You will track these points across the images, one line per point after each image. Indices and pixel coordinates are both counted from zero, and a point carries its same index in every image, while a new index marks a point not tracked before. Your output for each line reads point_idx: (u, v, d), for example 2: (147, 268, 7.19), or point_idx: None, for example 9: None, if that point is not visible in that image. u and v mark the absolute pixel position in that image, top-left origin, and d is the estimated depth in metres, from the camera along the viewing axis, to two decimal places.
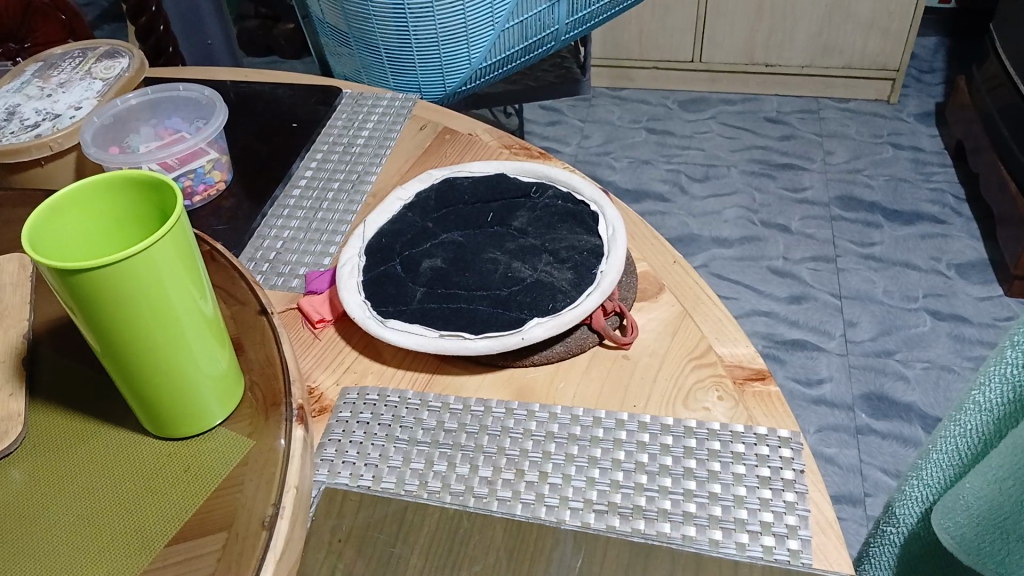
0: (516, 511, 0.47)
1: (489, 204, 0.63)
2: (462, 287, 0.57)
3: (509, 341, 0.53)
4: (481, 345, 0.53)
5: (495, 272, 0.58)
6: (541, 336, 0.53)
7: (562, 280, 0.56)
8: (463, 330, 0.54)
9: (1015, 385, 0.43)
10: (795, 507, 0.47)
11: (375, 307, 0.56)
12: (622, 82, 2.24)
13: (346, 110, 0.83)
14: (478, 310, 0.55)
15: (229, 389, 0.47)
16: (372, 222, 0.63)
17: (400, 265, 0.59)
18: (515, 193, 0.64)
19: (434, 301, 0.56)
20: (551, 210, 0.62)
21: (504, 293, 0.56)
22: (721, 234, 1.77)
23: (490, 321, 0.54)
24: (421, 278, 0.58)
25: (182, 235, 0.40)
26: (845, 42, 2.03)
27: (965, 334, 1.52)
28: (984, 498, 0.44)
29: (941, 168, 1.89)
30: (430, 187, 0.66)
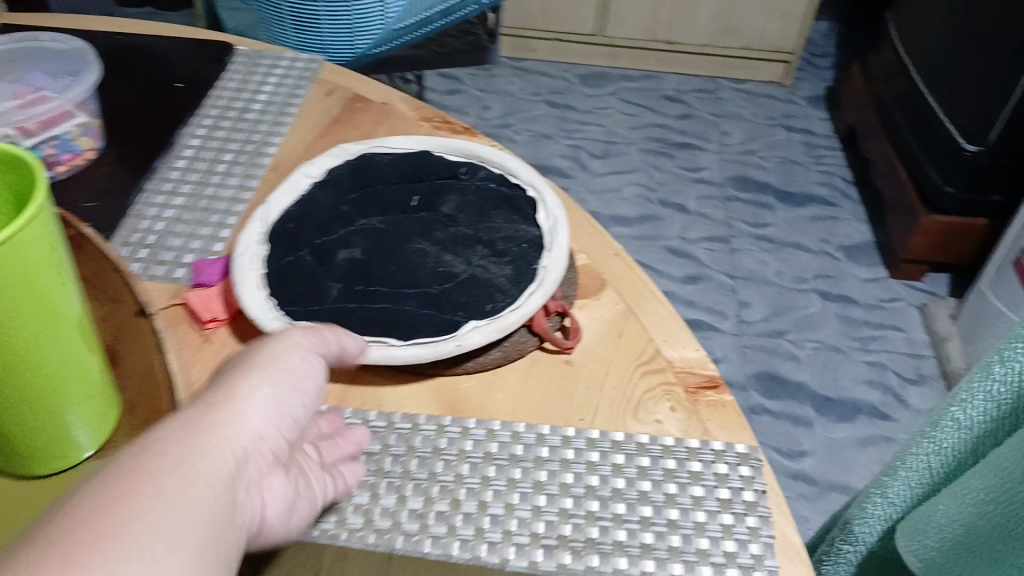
0: (453, 551, 0.41)
1: (412, 186, 0.56)
2: (387, 282, 0.50)
3: (443, 350, 0.46)
4: (409, 352, 0.46)
5: (424, 266, 0.51)
6: (480, 342, 0.47)
7: (500, 276, 0.50)
8: (388, 335, 0.47)
9: (999, 403, 0.41)
10: (760, 533, 0.43)
11: (282, 301, 0.48)
12: (523, 53, 2.17)
13: (241, 70, 0.73)
14: (407, 311, 0.48)
15: (102, 411, 0.39)
16: (279, 202, 0.55)
17: (312, 254, 0.51)
18: (441, 174, 0.57)
19: (354, 298, 0.49)
20: (484, 194, 0.55)
21: (435, 292, 0.49)
22: (620, 212, 1.74)
23: (421, 323, 0.47)
24: (338, 271, 0.50)
25: (46, 225, 0.32)
26: (745, 22, 2.03)
27: (853, 315, 1.55)
28: (960, 521, 0.41)
29: (831, 151, 1.93)
30: (343, 162, 0.58)
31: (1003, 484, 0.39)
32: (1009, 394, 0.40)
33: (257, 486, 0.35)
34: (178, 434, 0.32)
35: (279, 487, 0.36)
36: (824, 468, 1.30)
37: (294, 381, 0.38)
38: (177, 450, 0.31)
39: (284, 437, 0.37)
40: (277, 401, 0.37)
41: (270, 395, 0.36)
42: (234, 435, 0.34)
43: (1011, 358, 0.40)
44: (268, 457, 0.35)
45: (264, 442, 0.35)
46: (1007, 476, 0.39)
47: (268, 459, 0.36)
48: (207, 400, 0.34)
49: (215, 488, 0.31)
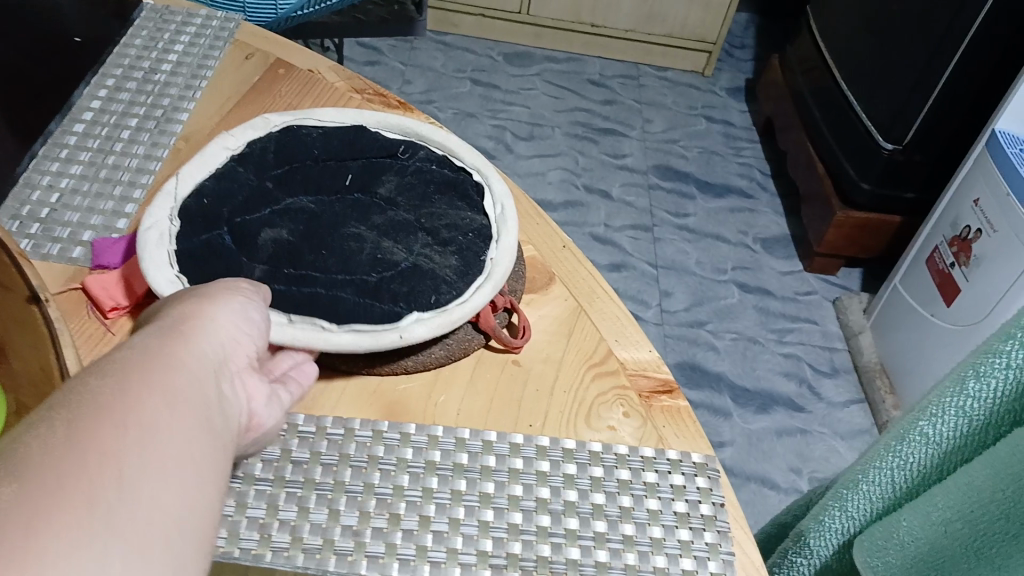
0: (392, 573, 0.37)
1: (346, 162, 0.51)
2: (320, 267, 0.45)
3: (382, 340, 0.42)
4: (344, 338, 0.42)
5: (361, 251, 0.46)
6: (424, 336, 0.43)
7: (445, 266, 0.46)
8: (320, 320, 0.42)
9: (970, 419, 0.39)
10: (719, 550, 0.41)
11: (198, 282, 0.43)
12: (446, 27, 2.11)
13: (148, 26, 0.66)
14: (343, 298, 0.43)
15: None
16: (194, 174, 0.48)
17: (231, 234, 0.46)
18: (378, 152, 0.52)
19: (283, 281, 0.44)
20: (426, 177, 0.51)
21: (372, 279, 0.44)
22: (544, 197, 1.71)
23: (357, 312, 0.43)
24: (263, 254, 0.45)
25: None
26: (669, 9, 2.02)
27: (770, 307, 1.57)
28: (925, 538, 0.40)
29: (750, 143, 1.95)
30: (267, 132, 0.51)
31: (974, 502, 0.38)
32: (981, 410, 0.38)
33: (238, 389, 0.32)
34: (148, 336, 0.30)
35: (258, 394, 0.34)
36: (743, 459, 1.31)
37: (254, 291, 0.36)
38: (151, 349, 0.29)
39: (258, 341, 0.34)
40: (241, 307, 0.34)
41: (232, 300, 0.34)
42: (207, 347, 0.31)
43: (986, 372, 0.38)
44: (244, 360, 0.33)
45: (240, 342, 0.33)
46: (981, 496, 0.37)
47: (246, 363, 0.33)
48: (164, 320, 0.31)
49: (198, 384, 0.29)
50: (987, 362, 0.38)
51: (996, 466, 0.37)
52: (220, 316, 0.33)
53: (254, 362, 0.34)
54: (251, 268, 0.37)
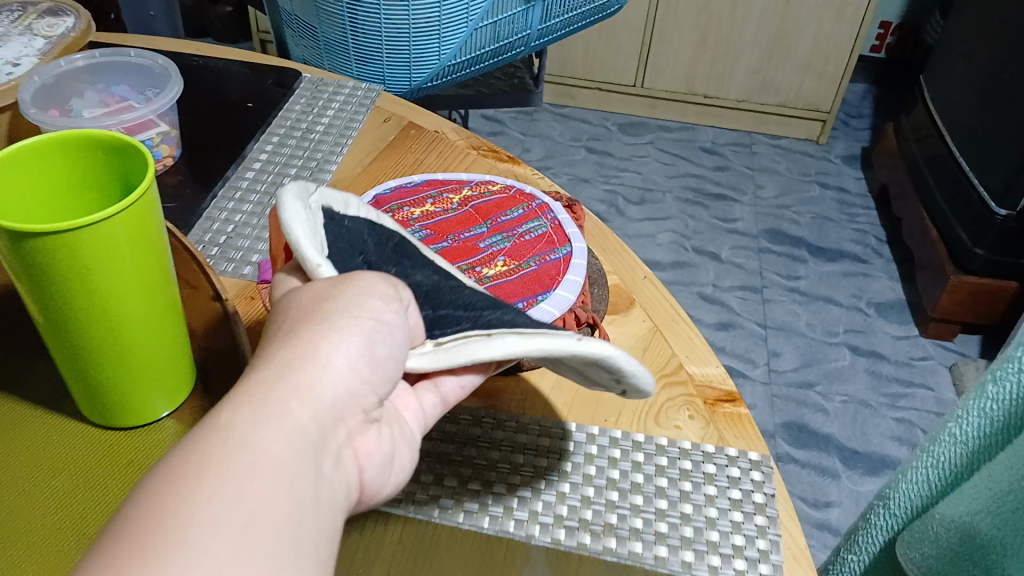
0: (483, 525, 0.45)
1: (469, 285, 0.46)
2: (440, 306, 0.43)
3: (559, 348, 0.38)
4: (510, 341, 0.38)
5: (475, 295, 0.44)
6: (615, 359, 0.39)
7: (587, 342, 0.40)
8: (484, 329, 0.40)
9: (992, 421, 0.44)
10: (767, 531, 0.47)
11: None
12: (564, 99, 2.24)
13: (306, 94, 0.80)
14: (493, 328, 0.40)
15: (180, 379, 0.46)
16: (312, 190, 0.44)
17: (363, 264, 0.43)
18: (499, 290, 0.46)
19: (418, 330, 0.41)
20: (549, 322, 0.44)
21: (496, 314, 0.42)
22: (654, 257, 1.78)
23: (517, 330, 0.40)
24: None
25: (149, 204, 0.39)
26: (781, 79, 2.08)
27: (882, 371, 1.57)
28: (955, 529, 0.44)
29: (864, 210, 1.96)
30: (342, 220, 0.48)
31: (993, 494, 0.43)
32: (1001, 412, 0.43)
33: (342, 445, 0.34)
34: (247, 409, 0.31)
35: (361, 440, 0.35)
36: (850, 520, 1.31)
37: (369, 339, 0.35)
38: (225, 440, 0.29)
39: (365, 391, 0.35)
40: (352, 364, 0.34)
41: (342, 355, 0.34)
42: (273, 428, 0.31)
43: (1002, 377, 0.43)
44: (349, 418, 0.34)
45: (342, 404, 0.34)
46: (998, 486, 0.42)
47: (354, 419, 0.35)
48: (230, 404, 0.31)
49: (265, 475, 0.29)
50: (1003, 368, 0.43)
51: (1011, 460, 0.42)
52: (323, 382, 0.33)
53: (362, 412, 0.35)
54: (374, 299, 0.37)
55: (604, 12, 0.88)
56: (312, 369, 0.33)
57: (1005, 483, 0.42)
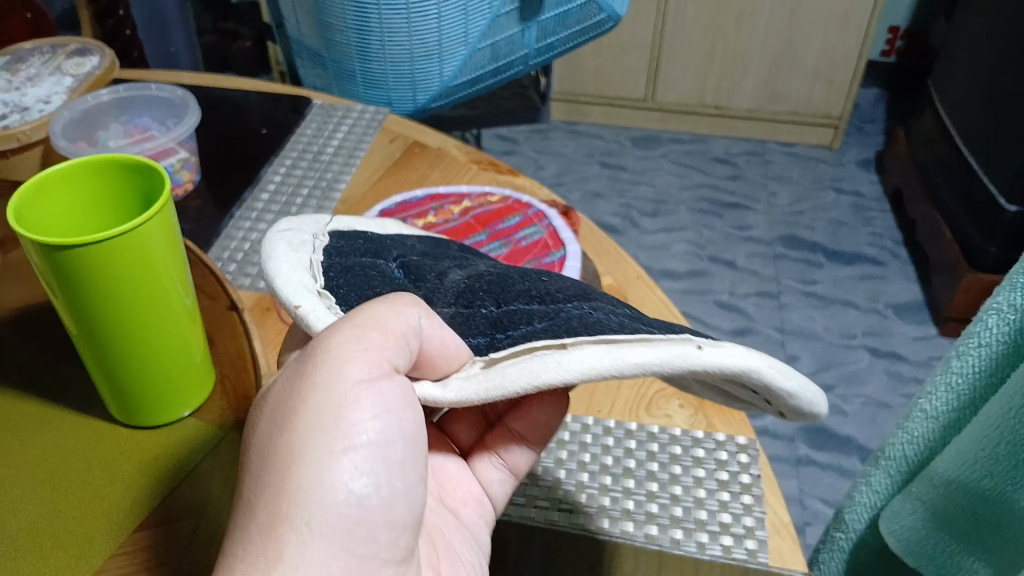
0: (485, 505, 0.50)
1: (537, 273, 0.43)
2: (509, 300, 0.40)
3: (676, 355, 0.31)
4: (585, 352, 0.32)
5: (564, 287, 0.40)
6: (750, 367, 0.32)
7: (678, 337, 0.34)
8: (557, 336, 0.34)
9: (958, 395, 0.50)
10: (753, 509, 0.50)
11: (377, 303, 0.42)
12: (576, 117, 2.25)
13: (316, 120, 0.84)
14: (565, 324, 0.35)
15: (199, 384, 0.50)
16: (289, 220, 0.48)
17: (399, 267, 0.46)
18: (578, 285, 0.42)
19: (485, 330, 0.39)
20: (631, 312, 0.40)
21: (577, 306, 0.37)
22: (670, 267, 1.76)
23: (605, 331, 0.34)
24: (442, 295, 0.43)
25: (168, 219, 0.43)
26: (790, 91, 2.08)
27: (900, 371, 1.53)
28: (929, 501, 0.50)
29: (880, 214, 1.92)
30: (420, 237, 0.52)
31: (954, 463, 0.48)
32: (964, 386, 0.49)
33: (364, 509, 0.37)
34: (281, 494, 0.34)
35: (388, 491, 0.38)
36: None
37: (366, 405, 0.37)
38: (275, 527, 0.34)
39: (375, 451, 0.37)
40: (353, 433, 0.36)
41: (343, 430, 0.36)
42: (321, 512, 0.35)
43: (964, 354, 0.49)
44: (364, 483, 0.37)
45: (353, 476, 0.36)
46: (958, 457, 0.48)
47: (380, 481, 0.37)
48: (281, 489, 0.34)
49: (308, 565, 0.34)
50: (963, 346, 0.49)
51: (977, 429, 0.47)
52: (330, 459, 0.36)
53: (377, 471, 0.37)
54: (366, 359, 0.37)
55: (598, 29, 0.92)
56: (315, 450, 0.35)
57: (965, 452, 0.47)
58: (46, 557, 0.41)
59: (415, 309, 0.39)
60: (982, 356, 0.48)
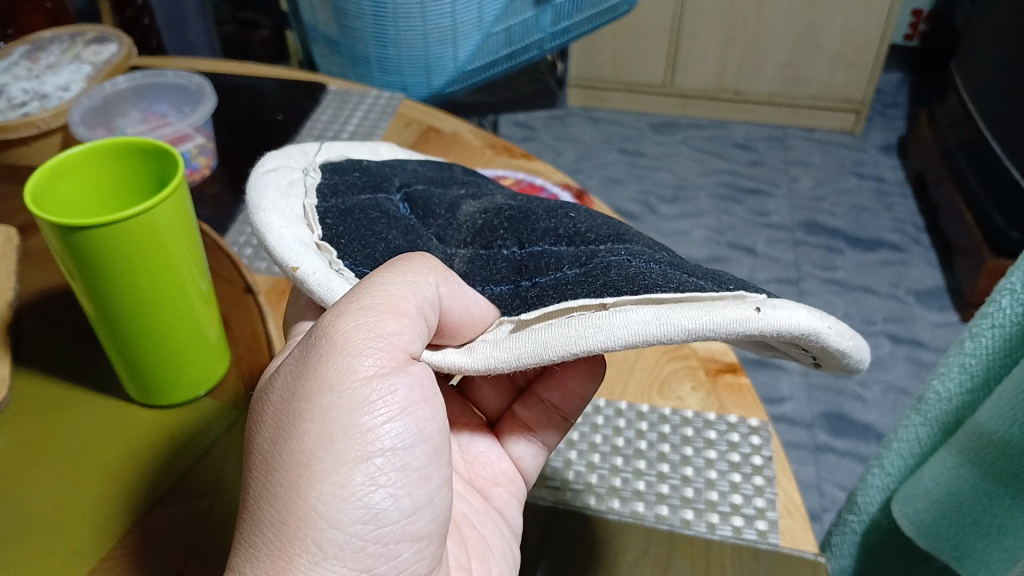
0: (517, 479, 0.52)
1: (540, 202, 0.45)
2: (534, 242, 0.41)
3: (732, 319, 0.32)
4: (634, 315, 0.33)
5: (588, 225, 0.42)
6: (803, 327, 0.32)
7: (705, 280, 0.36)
8: (598, 295, 0.35)
9: (971, 376, 0.50)
10: (765, 490, 0.50)
11: (393, 245, 0.43)
12: (595, 103, 2.24)
13: (331, 105, 0.84)
14: (600, 277, 0.37)
15: (215, 365, 0.51)
16: (263, 164, 0.48)
17: (401, 200, 0.47)
18: (583, 210, 0.45)
19: (509, 276, 0.41)
20: (642, 239, 0.42)
21: (608, 249, 0.39)
22: (689, 253, 1.74)
23: (646, 286, 0.35)
24: (456, 232, 0.45)
25: (182, 201, 0.44)
26: (812, 74, 2.06)
27: (922, 358, 1.50)
28: (943, 483, 0.50)
29: (902, 199, 1.90)
30: (419, 165, 0.53)
31: (969, 444, 0.48)
32: (978, 368, 0.49)
33: (380, 492, 0.37)
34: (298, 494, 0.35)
35: (407, 473, 0.38)
36: None
37: (377, 388, 0.37)
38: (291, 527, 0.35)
39: (389, 435, 0.38)
40: (366, 418, 0.37)
41: (354, 417, 0.37)
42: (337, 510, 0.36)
43: (978, 334, 0.49)
44: (379, 465, 0.37)
45: (367, 460, 0.37)
46: (972, 435, 0.48)
47: (396, 473, 0.38)
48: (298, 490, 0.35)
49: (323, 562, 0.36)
50: (979, 326, 0.49)
51: (990, 411, 0.47)
52: (341, 445, 0.36)
53: (394, 454, 0.38)
54: (377, 341, 0.37)
55: (615, 13, 0.91)
56: (326, 436, 0.36)
57: (976, 430, 0.48)
58: (67, 532, 0.42)
59: (429, 279, 0.39)
60: (995, 337, 0.48)
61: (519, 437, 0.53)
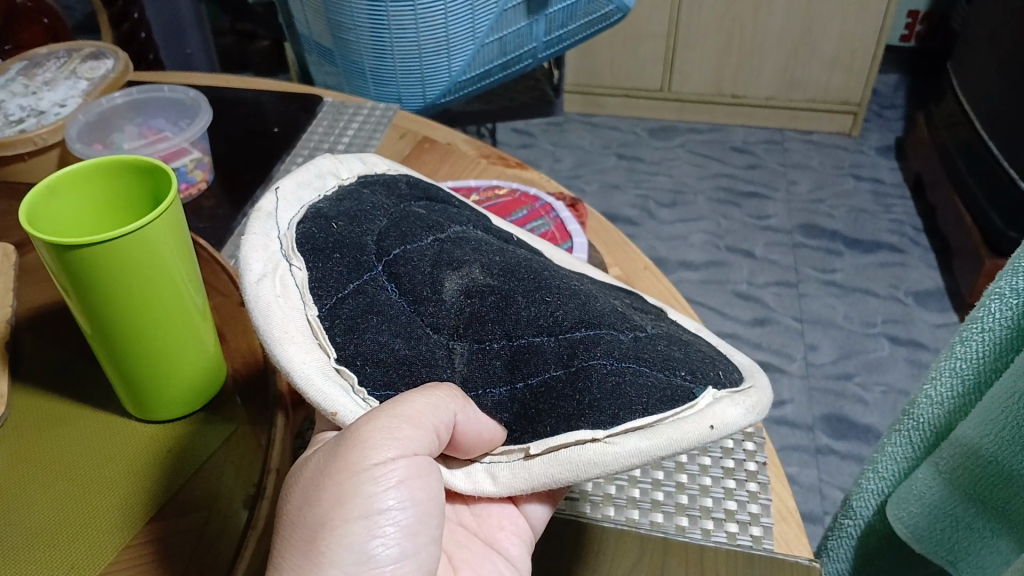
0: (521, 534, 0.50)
1: (517, 274, 0.45)
2: (518, 334, 0.43)
3: (696, 438, 0.39)
4: (632, 446, 0.38)
5: (562, 307, 0.43)
6: (743, 425, 0.41)
7: (679, 381, 0.41)
8: (591, 427, 0.39)
9: (963, 380, 0.50)
10: (758, 496, 0.52)
11: (399, 354, 0.43)
12: (593, 109, 2.24)
13: (327, 117, 0.84)
14: (584, 390, 0.40)
15: (210, 383, 0.51)
16: (250, 267, 0.44)
17: (385, 276, 0.46)
18: (557, 283, 0.45)
19: (504, 375, 0.43)
20: (618, 318, 0.44)
21: (589, 347, 0.41)
22: (687, 258, 1.74)
23: (625, 409, 0.39)
24: (447, 320, 0.44)
25: (176, 217, 0.44)
26: (810, 77, 2.06)
27: (922, 359, 1.50)
28: (936, 488, 0.50)
29: (900, 200, 1.90)
30: (384, 214, 0.49)
31: (962, 451, 0.49)
32: (971, 372, 0.50)
33: (383, 553, 0.40)
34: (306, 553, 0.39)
35: (413, 551, 0.41)
36: None
37: (389, 477, 0.40)
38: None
39: (396, 518, 0.40)
40: (377, 500, 0.40)
41: (366, 486, 0.40)
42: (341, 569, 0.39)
43: (967, 340, 0.49)
44: (387, 546, 0.40)
45: (375, 539, 0.40)
46: (964, 441, 0.48)
47: (400, 539, 0.41)
48: (310, 548, 0.39)
49: None
50: (959, 342, 0.50)
51: (980, 416, 0.47)
52: (352, 524, 0.40)
53: (401, 535, 0.41)
54: (394, 442, 0.40)
55: (608, 21, 0.91)
56: (339, 516, 0.39)
57: (968, 438, 0.48)
58: (68, 548, 0.42)
59: (450, 405, 0.39)
60: (985, 340, 0.48)
61: (538, 497, 0.50)
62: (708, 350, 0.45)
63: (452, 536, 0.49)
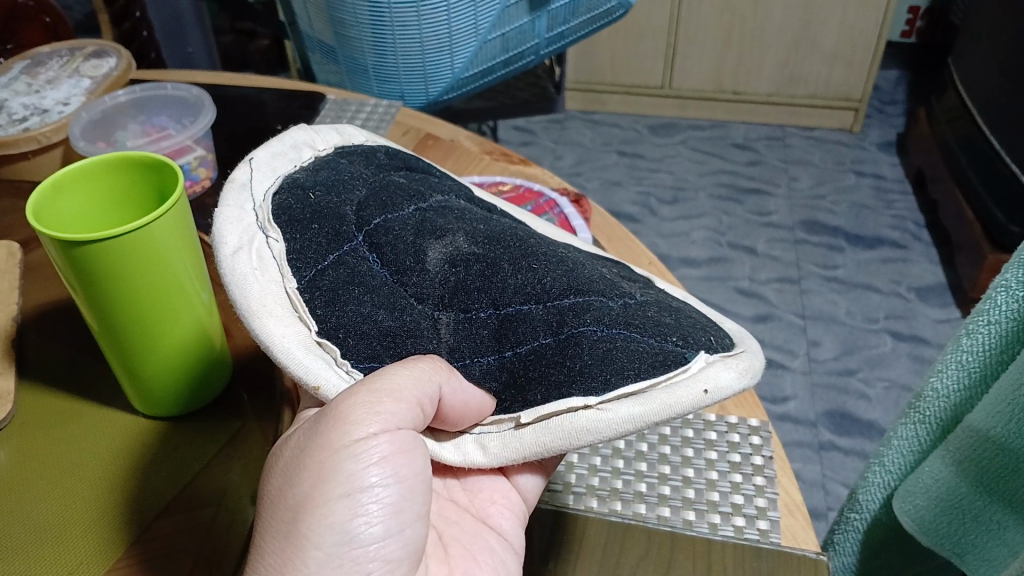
0: (515, 506, 0.51)
1: (500, 243, 0.45)
2: (505, 303, 0.43)
3: (690, 403, 0.39)
4: (624, 414, 0.38)
5: (550, 274, 0.43)
6: (738, 388, 0.40)
7: (671, 347, 0.41)
8: (584, 395, 0.39)
9: (968, 371, 0.50)
10: (765, 490, 0.52)
11: (383, 325, 0.43)
12: (594, 106, 2.24)
13: (330, 114, 0.83)
14: (576, 356, 0.40)
15: (214, 378, 0.51)
16: (224, 240, 0.45)
17: (366, 246, 0.46)
18: (541, 252, 0.45)
19: (492, 344, 0.43)
20: (603, 284, 0.43)
21: (578, 313, 0.41)
22: (689, 255, 1.74)
23: (617, 375, 0.39)
24: (432, 289, 0.44)
25: (181, 214, 0.44)
26: (811, 72, 2.06)
27: (925, 354, 1.50)
28: (942, 480, 0.50)
29: (902, 196, 1.90)
30: (364, 186, 0.49)
31: (967, 440, 0.49)
32: (975, 361, 0.50)
33: (367, 534, 0.40)
34: (288, 531, 0.39)
35: (398, 530, 0.41)
36: None
37: (373, 453, 0.40)
38: (277, 561, 0.38)
39: (379, 496, 0.40)
40: (359, 478, 0.40)
41: (348, 466, 0.40)
42: (322, 548, 0.39)
43: (974, 329, 0.49)
44: (370, 525, 0.40)
45: (358, 518, 0.40)
46: (972, 429, 0.48)
47: (384, 520, 0.41)
48: (290, 526, 0.39)
49: None
50: (974, 320, 0.49)
51: (989, 405, 0.47)
52: (334, 504, 0.39)
53: (386, 513, 0.41)
54: (377, 416, 0.40)
55: (609, 17, 0.91)
56: (321, 496, 0.39)
57: (977, 426, 0.48)
58: (73, 545, 0.42)
59: (434, 376, 0.40)
60: (990, 333, 0.48)
61: (527, 468, 0.51)
62: (699, 317, 0.45)
63: (442, 512, 0.50)
